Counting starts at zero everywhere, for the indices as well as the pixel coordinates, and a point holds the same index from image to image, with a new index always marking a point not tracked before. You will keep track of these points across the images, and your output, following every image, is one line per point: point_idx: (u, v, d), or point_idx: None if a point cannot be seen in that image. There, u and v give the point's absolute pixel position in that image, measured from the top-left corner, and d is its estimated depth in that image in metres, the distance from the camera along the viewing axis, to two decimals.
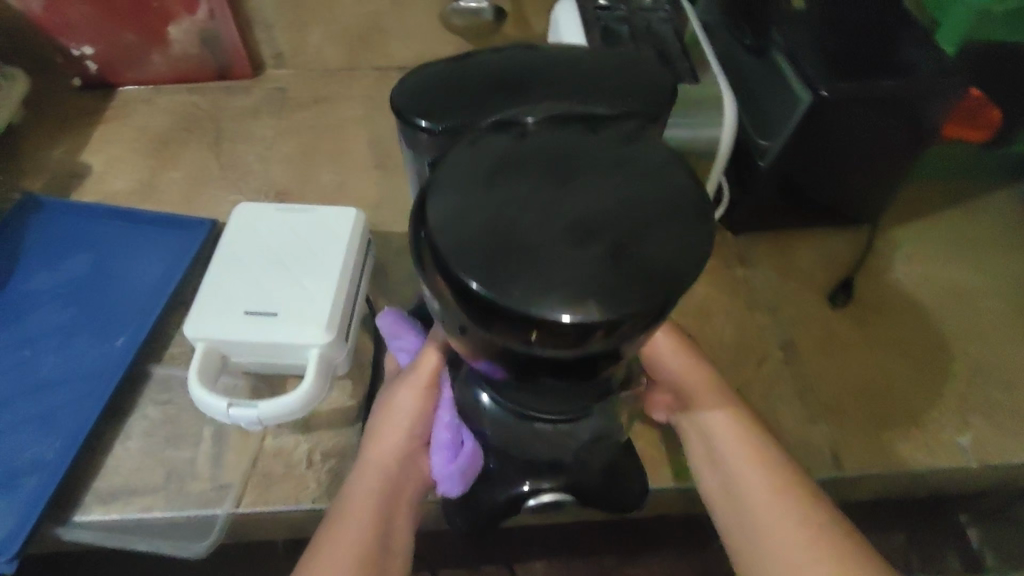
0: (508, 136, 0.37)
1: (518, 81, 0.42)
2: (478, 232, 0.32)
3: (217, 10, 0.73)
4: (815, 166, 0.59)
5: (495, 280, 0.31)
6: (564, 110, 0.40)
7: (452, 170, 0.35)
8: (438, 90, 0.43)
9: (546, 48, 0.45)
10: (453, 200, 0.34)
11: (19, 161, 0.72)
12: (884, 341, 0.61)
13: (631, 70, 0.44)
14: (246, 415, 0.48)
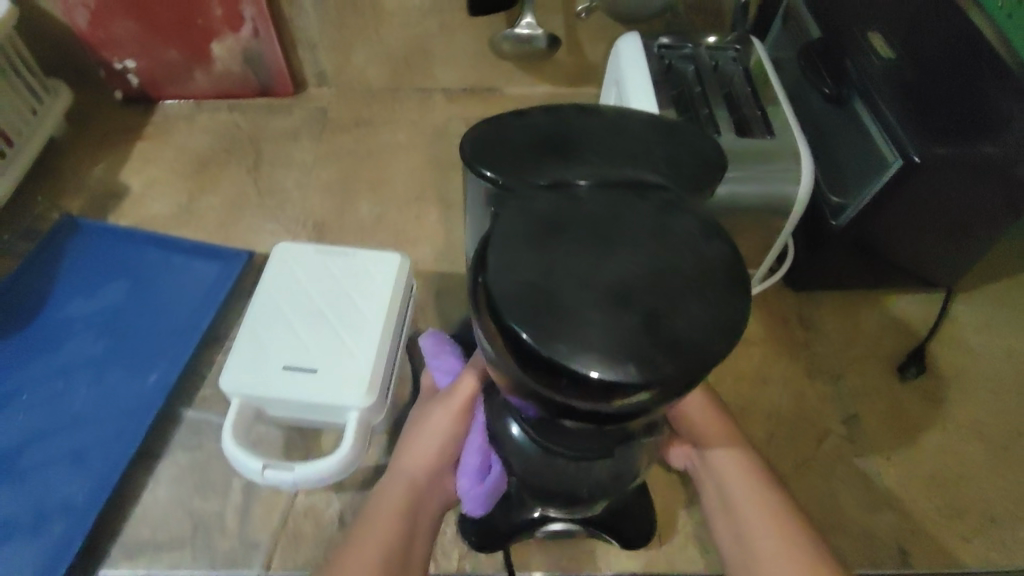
0: (561, 197, 0.32)
1: (570, 143, 0.37)
2: (533, 295, 0.27)
3: (262, 29, 0.70)
4: (894, 231, 0.55)
5: (544, 333, 0.26)
6: (620, 178, 0.34)
7: (506, 224, 0.30)
8: (485, 147, 0.38)
9: (603, 111, 0.40)
10: (503, 258, 0.29)
11: (59, 177, 0.70)
12: (955, 423, 0.56)
13: (693, 142, 0.38)
14: (281, 478, 0.46)
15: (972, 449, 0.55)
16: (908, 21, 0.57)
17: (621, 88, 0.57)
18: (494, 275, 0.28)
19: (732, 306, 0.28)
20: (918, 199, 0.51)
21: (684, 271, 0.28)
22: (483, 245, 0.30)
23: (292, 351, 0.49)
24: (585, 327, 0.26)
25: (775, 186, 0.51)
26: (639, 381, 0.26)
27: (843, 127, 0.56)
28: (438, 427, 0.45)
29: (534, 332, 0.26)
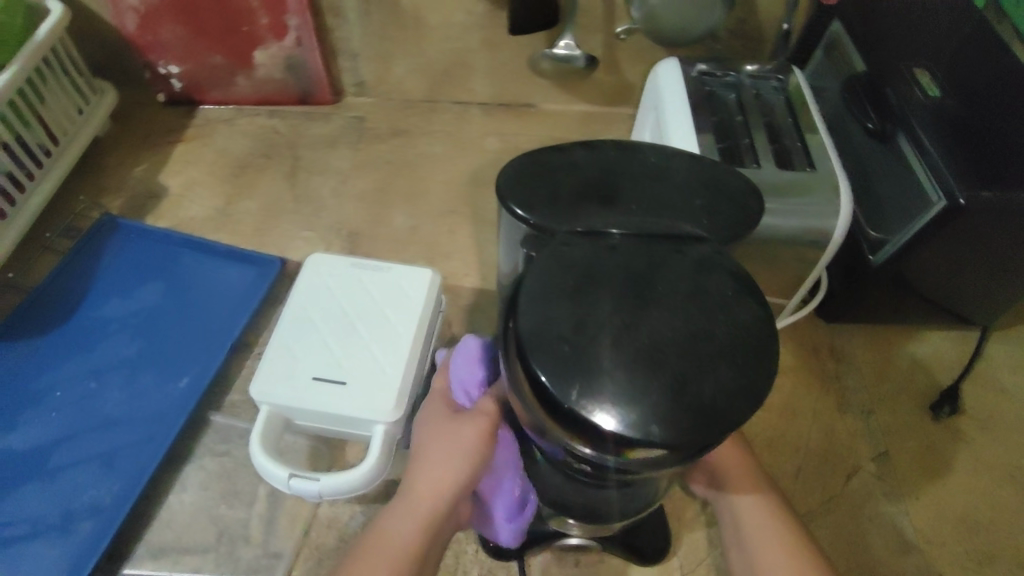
0: (596, 248, 0.32)
1: (610, 186, 0.36)
2: (568, 349, 0.28)
3: (305, 38, 0.71)
4: (933, 269, 0.54)
5: (568, 382, 0.27)
6: (657, 229, 0.34)
7: (541, 273, 0.31)
8: (525, 178, 0.38)
9: (643, 150, 0.40)
10: (540, 308, 0.30)
11: (100, 176, 0.72)
12: (988, 467, 0.56)
13: (733, 188, 0.38)
14: (307, 488, 0.45)
15: (1006, 494, 0.54)
16: (955, 60, 0.57)
17: (661, 114, 0.57)
18: (530, 326, 0.29)
19: (770, 368, 0.29)
20: (959, 241, 0.51)
21: (719, 336, 0.29)
22: (523, 289, 0.31)
23: (322, 364, 0.50)
24: (611, 384, 0.27)
25: (814, 220, 0.50)
26: (654, 436, 0.26)
27: (886, 163, 0.56)
28: (465, 447, 0.42)
29: (557, 378, 0.27)
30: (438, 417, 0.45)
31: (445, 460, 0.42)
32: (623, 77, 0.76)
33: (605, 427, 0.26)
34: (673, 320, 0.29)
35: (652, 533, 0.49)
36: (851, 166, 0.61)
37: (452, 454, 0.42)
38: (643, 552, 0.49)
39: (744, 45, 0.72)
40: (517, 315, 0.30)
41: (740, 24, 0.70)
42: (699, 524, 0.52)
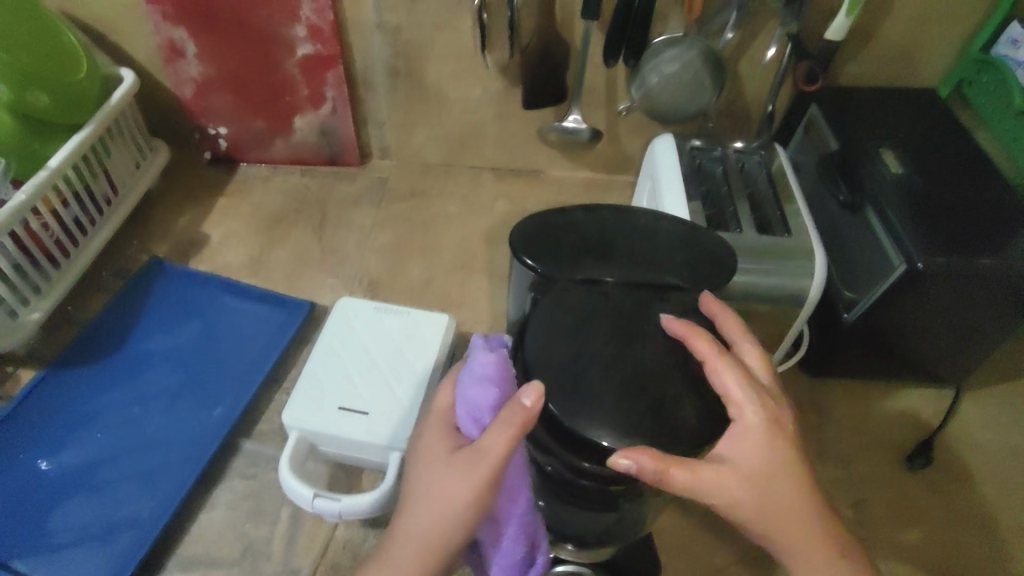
0: (591, 295, 0.38)
1: (604, 243, 0.43)
2: (567, 377, 0.34)
3: (339, 108, 0.80)
4: (902, 327, 0.60)
5: (568, 406, 0.33)
6: (643, 279, 0.40)
7: (545, 315, 0.37)
8: (533, 234, 0.44)
9: (634, 212, 0.46)
10: (541, 344, 0.36)
11: (150, 224, 0.80)
12: (962, 515, 0.59)
13: (710, 248, 0.44)
14: (329, 508, 0.50)
15: (978, 542, 0.58)
16: (919, 143, 0.65)
17: (655, 182, 0.65)
18: (534, 359, 0.35)
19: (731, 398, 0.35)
20: (922, 302, 0.56)
21: (689, 370, 0.35)
22: (530, 328, 0.37)
23: (346, 396, 0.55)
24: (602, 405, 0.33)
25: (790, 280, 0.57)
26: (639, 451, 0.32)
27: (857, 230, 0.63)
28: (461, 501, 0.37)
29: (559, 401, 0.33)
30: (435, 452, 0.39)
31: (438, 513, 0.38)
32: (623, 147, 0.84)
33: (599, 443, 0.32)
34: (653, 357, 0.35)
35: (634, 562, 0.53)
36: (826, 232, 0.68)
37: (448, 506, 0.37)
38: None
39: (732, 124, 0.81)
40: (523, 351, 0.36)
41: (727, 105, 0.79)
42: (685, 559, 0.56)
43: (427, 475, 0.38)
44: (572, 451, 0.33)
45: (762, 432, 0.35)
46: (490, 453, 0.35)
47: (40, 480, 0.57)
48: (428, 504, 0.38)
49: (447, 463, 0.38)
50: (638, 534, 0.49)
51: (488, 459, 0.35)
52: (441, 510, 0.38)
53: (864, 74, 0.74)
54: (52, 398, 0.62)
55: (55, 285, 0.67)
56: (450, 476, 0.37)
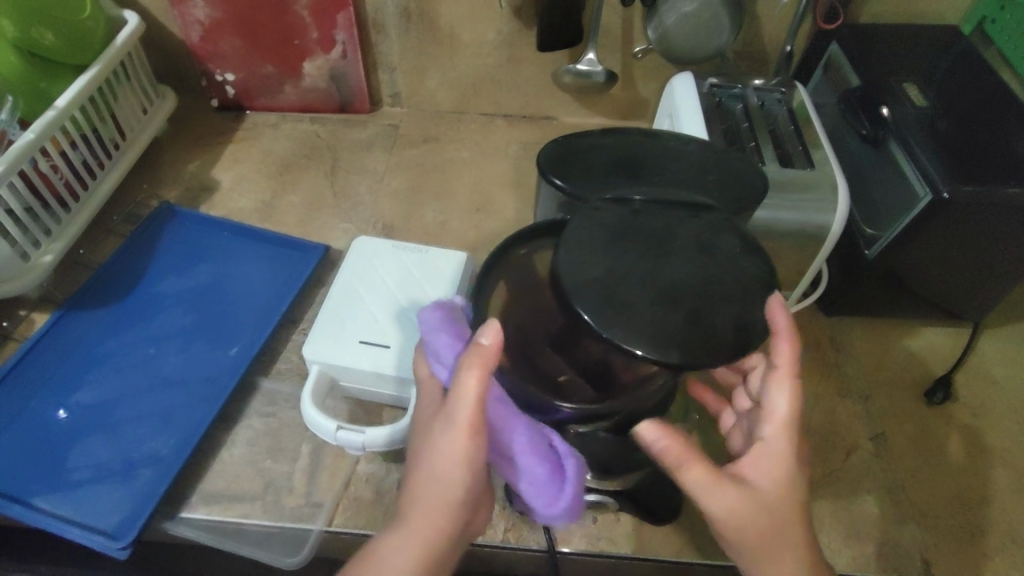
0: (623, 210, 0.38)
1: (633, 164, 0.42)
2: (601, 289, 0.33)
3: (349, 51, 0.79)
4: (924, 262, 0.59)
5: (605, 316, 0.32)
6: (674, 199, 0.39)
7: (577, 228, 0.36)
8: (559, 156, 0.43)
9: (662, 134, 0.45)
10: (574, 256, 0.35)
11: (158, 171, 0.78)
12: (983, 448, 0.59)
13: (740, 169, 0.43)
14: (352, 440, 0.50)
15: (998, 474, 0.58)
16: (943, 77, 0.63)
17: (673, 117, 0.63)
18: (566, 269, 0.34)
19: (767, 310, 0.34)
20: (945, 235, 0.56)
21: (726, 283, 0.34)
22: (563, 241, 0.35)
23: (367, 331, 0.55)
24: (636, 314, 0.32)
25: (814, 213, 0.56)
26: (679, 362, 0.31)
27: (878, 166, 0.61)
28: (455, 451, 0.38)
29: (596, 312, 0.32)
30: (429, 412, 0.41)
31: (439, 465, 0.39)
32: (638, 92, 0.83)
33: (633, 352, 0.31)
34: (686, 272, 0.35)
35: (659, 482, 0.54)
36: (849, 170, 0.67)
37: (444, 456, 0.39)
38: (655, 507, 0.52)
39: (750, 66, 0.79)
40: (553, 263, 0.35)
41: (746, 46, 0.77)
42: None
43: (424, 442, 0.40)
44: (553, 395, 0.37)
45: (785, 471, 0.40)
46: (466, 395, 0.37)
47: (59, 419, 0.57)
48: (428, 459, 0.39)
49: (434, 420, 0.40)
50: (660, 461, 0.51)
51: (465, 400, 0.37)
52: (440, 462, 0.39)
53: (887, 13, 0.72)
54: (68, 341, 0.62)
55: (66, 228, 0.66)
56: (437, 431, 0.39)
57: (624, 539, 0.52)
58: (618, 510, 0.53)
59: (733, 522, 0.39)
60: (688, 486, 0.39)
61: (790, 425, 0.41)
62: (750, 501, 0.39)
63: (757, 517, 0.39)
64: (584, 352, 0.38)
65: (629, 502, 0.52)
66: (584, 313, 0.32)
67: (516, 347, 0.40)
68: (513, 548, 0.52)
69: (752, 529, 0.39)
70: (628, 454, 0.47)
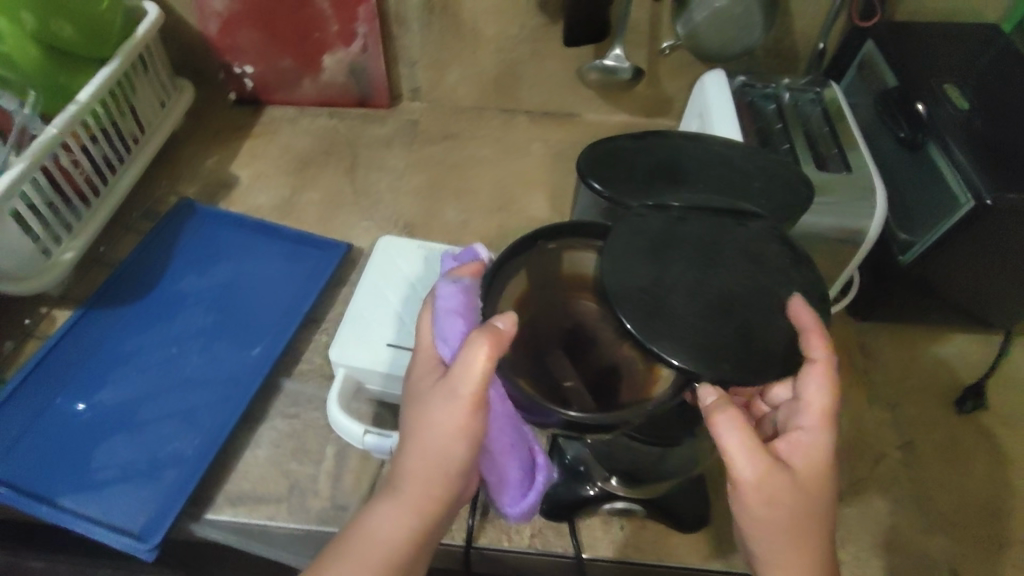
0: (667, 216, 0.36)
1: (673, 168, 0.41)
2: (647, 299, 0.32)
3: (370, 45, 0.77)
4: (961, 269, 0.58)
5: (652, 327, 0.31)
6: (718, 205, 0.38)
7: (622, 231, 0.35)
8: (597, 158, 0.42)
9: (704, 138, 0.44)
10: (618, 261, 0.33)
11: (177, 165, 0.77)
12: (1014, 459, 0.58)
13: (785, 176, 0.42)
14: (381, 444, 0.49)
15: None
16: (983, 77, 0.61)
17: (704, 117, 0.62)
18: (610, 273, 0.33)
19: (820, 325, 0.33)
20: (984, 242, 0.54)
21: (776, 295, 0.33)
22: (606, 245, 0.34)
23: (393, 333, 0.54)
24: (685, 328, 0.31)
25: (852, 218, 0.54)
26: (732, 376, 0.30)
27: (914, 169, 0.60)
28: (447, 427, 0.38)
29: (644, 324, 0.31)
30: (425, 391, 0.40)
31: (433, 445, 0.39)
32: (662, 89, 0.81)
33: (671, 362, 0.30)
34: (732, 282, 0.34)
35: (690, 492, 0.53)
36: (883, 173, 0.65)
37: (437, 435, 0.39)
38: (683, 516, 0.52)
39: (778, 64, 0.77)
40: (598, 270, 0.33)
41: (776, 44, 0.75)
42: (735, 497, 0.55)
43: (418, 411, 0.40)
44: (555, 401, 0.33)
45: (825, 456, 0.38)
46: (466, 377, 0.36)
47: (83, 417, 0.56)
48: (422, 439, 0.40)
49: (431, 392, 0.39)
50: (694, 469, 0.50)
51: (466, 384, 0.36)
52: (433, 442, 0.39)
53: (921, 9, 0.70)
54: (90, 338, 0.61)
55: (87, 224, 0.66)
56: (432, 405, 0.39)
57: (653, 549, 0.52)
58: (644, 518, 0.53)
59: (762, 496, 0.37)
60: (725, 443, 0.36)
61: (829, 416, 0.39)
62: (787, 480, 0.37)
63: (786, 499, 0.37)
64: (591, 361, 0.36)
65: (661, 511, 0.51)
66: (630, 322, 0.31)
67: (525, 345, 0.37)
68: (538, 554, 0.51)
69: (780, 509, 0.37)
70: (663, 463, 0.46)
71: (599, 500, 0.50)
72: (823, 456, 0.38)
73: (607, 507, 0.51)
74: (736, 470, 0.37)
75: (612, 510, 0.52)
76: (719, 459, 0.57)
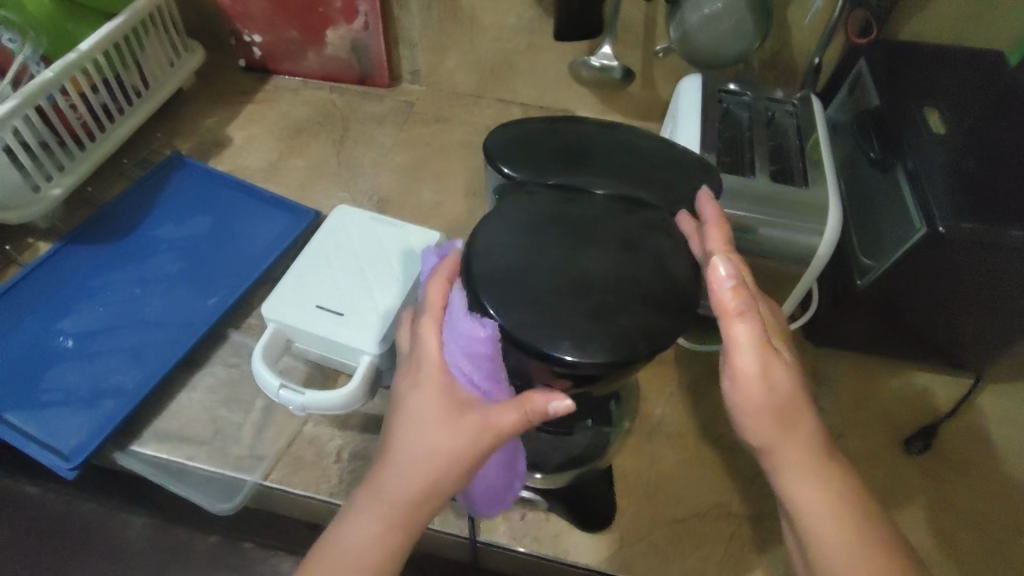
0: (560, 197, 0.38)
1: (579, 152, 0.41)
2: (506, 275, 0.34)
3: (371, 23, 0.79)
4: (921, 300, 0.55)
5: (504, 302, 0.33)
6: (613, 191, 0.39)
7: (506, 213, 0.37)
8: (511, 140, 0.42)
9: (622, 129, 0.44)
10: (492, 240, 0.36)
11: (178, 122, 0.81)
12: (958, 507, 0.55)
13: (694, 169, 0.42)
14: (293, 400, 0.51)
15: (967, 532, 0.54)
16: (977, 107, 0.58)
17: (674, 121, 0.61)
18: (479, 252, 0.35)
19: (684, 316, 0.33)
20: (942, 275, 0.52)
21: (640, 281, 0.34)
22: (485, 228, 0.36)
23: (327, 294, 0.56)
24: (539, 303, 0.33)
25: (799, 234, 0.53)
26: (576, 359, 0.31)
27: (884, 193, 0.58)
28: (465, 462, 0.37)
29: (499, 304, 0.33)
30: (431, 417, 0.37)
31: (430, 475, 0.37)
32: (656, 93, 0.81)
33: (534, 347, 0.31)
34: (600, 264, 0.35)
35: (597, 491, 0.52)
36: (856, 197, 0.63)
37: (447, 471, 0.37)
38: (589, 513, 0.51)
39: (776, 78, 0.75)
40: (473, 239, 0.36)
41: (774, 56, 0.74)
42: (647, 502, 0.54)
43: (428, 438, 0.37)
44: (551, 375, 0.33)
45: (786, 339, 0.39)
46: (499, 423, 0.36)
47: (41, 341, 0.60)
48: (416, 467, 0.37)
49: (448, 425, 0.37)
50: (597, 461, 0.50)
51: (496, 430, 0.36)
52: (444, 474, 0.37)
53: (928, 32, 0.67)
54: (63, 272, 0.65)
55: (79, 165, 0.69)
56: (453, 438, 0.36)
57: (551, 541, 0.51)
58: (550, 510, 0.53)
59: (762, 383, 0.36)
60: (733, 336, 0.36)
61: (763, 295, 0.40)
62: (782, 364, 0.36)
63: (787, 383, 0.37)
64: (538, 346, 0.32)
65: (562, 501, 0.51)
66: (487, 299, 0.33)
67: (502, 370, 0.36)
68: (439, 530, 0.52)
69: (781, 394, 0.36)
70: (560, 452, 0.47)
71: None
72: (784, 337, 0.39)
73: None
74: (740, 363, 0.36)
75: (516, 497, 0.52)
76: (641, 462, 0.56)
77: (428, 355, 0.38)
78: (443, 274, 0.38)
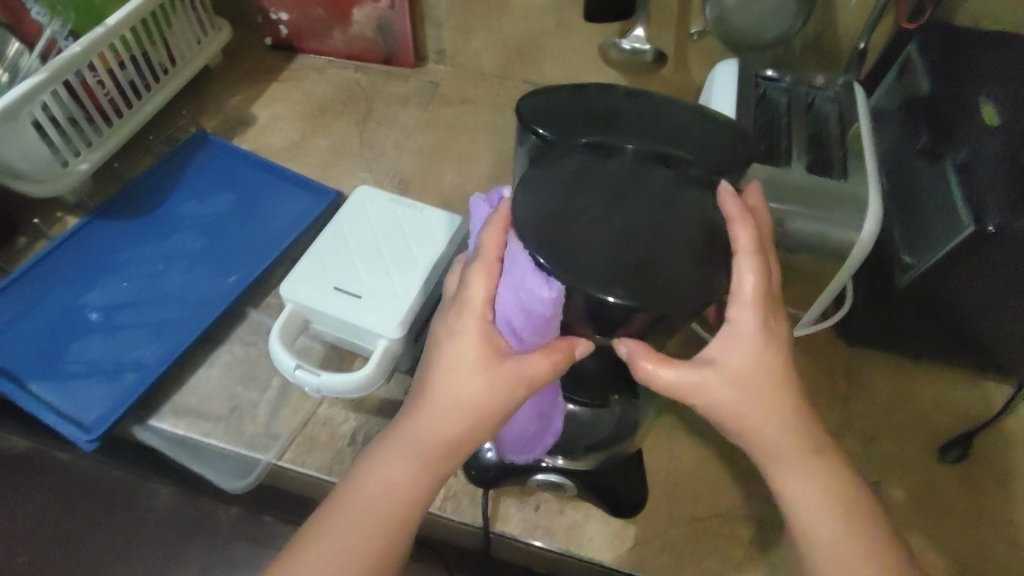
0: (590, 156, 0.37)
1: (613, 118, 0.40)
2: (542, 233, 0.33)
3: (397, 1, 0.77)
4: (966, 301, 0.52)
5: (547, 251, 0.33)
6: (646, 146, 0.38)
7: (542, 170, 0.37)
8: (543, 104, 0.42)
9: (653, 91, 0.43)
10: (532, 193, 0.35)
11: (205, 99, 0.82)
12: (993, 520, 0.53)
13: (728, 128, 0.41)
14: (308, 381, 0.51)
15: (937, 546, 0.51)
16: None
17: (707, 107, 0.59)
18: (523, 203, 0.35)
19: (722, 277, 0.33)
20: (990, 273, 0.49)
21: (669, 267, 0.32)
22: (520, 186, 0.36)
23: (344, 278, 0.55)
24: (582, 255, 0.32)
25: (835, 227, 0.50)
26: (622, 299, 0.31)
27: (932, 186, 0.55)
28: (495, 408, 0.38)
29: (549, 254, 0.33)
30: (465, 361, 0.37)
31: (460, 418, 0.38)
32: (689, 78, 0.77)
33: (581, 291, 0.32)
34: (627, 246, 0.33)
35: (627, 475, 0.51)
36: (902, 191, 0.60)
37: (479, 416, 0.38)
38: (618, 500, 0.50)
39: (816, 62, 0.72)
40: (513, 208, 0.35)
41: (816, 39, 0.70)
42: (663, 496, 0.52)
43: (461, 384, 0.38)
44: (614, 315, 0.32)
45: (759, 351, 0.37)
46: (533, 371, 0.37)
47: (67, 313, 0.61)
48: (446, 403, 0.38)
49: (482, 370, 0.37)
50: (625, 443, 0.50)
51: (529, 378, 0.37)
52: (475, 417, 0.38)
53: (984, 15, 0.63)
54: (89, 245, 0.65)
55: (106, 141, 0.70)
56: (486, 383, 0.37)
57: (563, 533, 0.51)
58: (564, 502, 0.52)
59: (713, 406, 0.38)
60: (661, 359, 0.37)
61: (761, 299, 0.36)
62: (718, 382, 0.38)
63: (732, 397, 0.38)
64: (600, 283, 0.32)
65: (593, 490, 0.50)
66: (535, 250, 0.33)
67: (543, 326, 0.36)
68: (449, 518, 0.52)
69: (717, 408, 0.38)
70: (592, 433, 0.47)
71: (540, 467, 0.49)
72: (762, 346, 0.38)
73: (538, 478, 0.50)
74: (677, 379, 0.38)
75: (545, 482, 0.50)
76: (658, 457, 0.54)
77: (470, 302, 0.38)
78: (499, 223, 0.37)
